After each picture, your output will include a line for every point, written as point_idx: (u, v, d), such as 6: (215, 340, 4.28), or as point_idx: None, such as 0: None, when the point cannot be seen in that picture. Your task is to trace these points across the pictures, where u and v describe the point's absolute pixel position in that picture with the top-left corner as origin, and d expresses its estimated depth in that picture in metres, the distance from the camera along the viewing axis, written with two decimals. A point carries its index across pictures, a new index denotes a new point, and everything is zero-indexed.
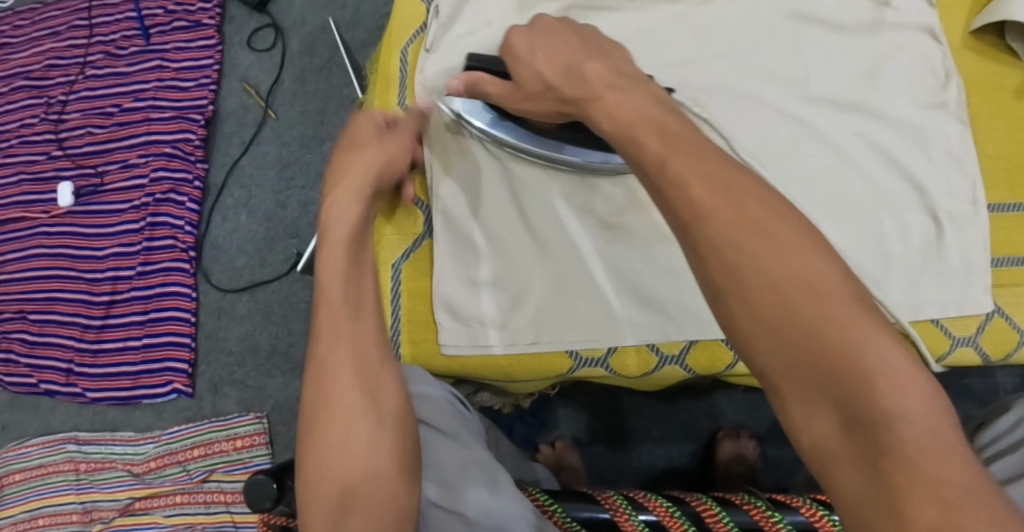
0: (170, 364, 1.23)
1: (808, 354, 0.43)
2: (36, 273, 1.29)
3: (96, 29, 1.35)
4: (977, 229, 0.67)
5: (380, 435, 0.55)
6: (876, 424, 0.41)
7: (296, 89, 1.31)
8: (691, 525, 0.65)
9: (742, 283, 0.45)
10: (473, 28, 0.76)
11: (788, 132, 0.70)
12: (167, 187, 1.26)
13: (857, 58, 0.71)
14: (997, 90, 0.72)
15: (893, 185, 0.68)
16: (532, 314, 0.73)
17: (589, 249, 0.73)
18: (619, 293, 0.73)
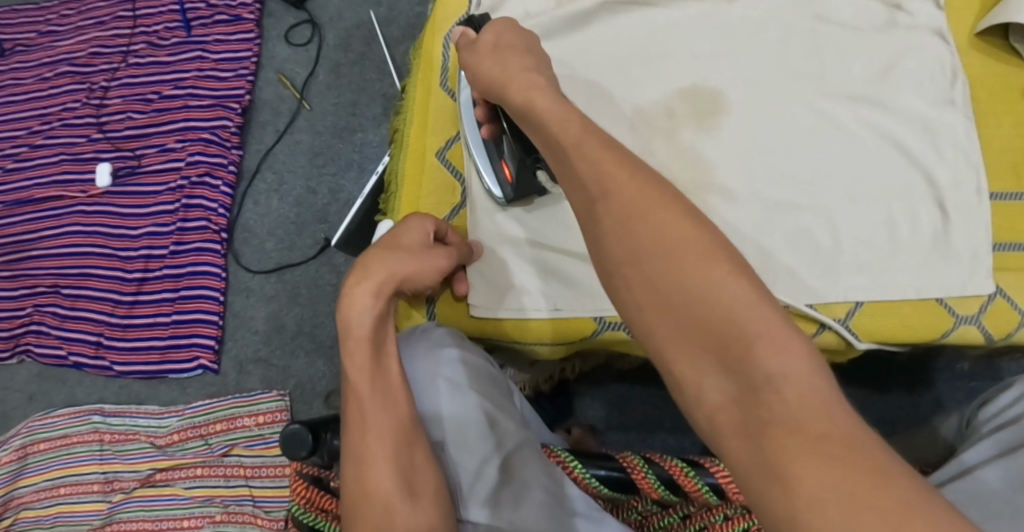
0: (197, 340, 1.28)
1: (690, 310, 0.46)
2: (71, 250, 1.34)
3: (140, 20, 1.41)
4: (981, 216, 0.72)
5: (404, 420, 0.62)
6: (756, 377, 0.44)
7: (331, 81, 1.37)
8: (707, 487, 0.67)
9: (634, 243, 0.49)
10: (513, 19, 0.80)
11: (805, 121, 0.75)
12: (203, 170, 1.32)
13: (872, 56, 0.77)
14: (1003, 85, 0.77)
15: (900, 174, 0.74)
16: (550, 281, 0.76)
17: None
18: None
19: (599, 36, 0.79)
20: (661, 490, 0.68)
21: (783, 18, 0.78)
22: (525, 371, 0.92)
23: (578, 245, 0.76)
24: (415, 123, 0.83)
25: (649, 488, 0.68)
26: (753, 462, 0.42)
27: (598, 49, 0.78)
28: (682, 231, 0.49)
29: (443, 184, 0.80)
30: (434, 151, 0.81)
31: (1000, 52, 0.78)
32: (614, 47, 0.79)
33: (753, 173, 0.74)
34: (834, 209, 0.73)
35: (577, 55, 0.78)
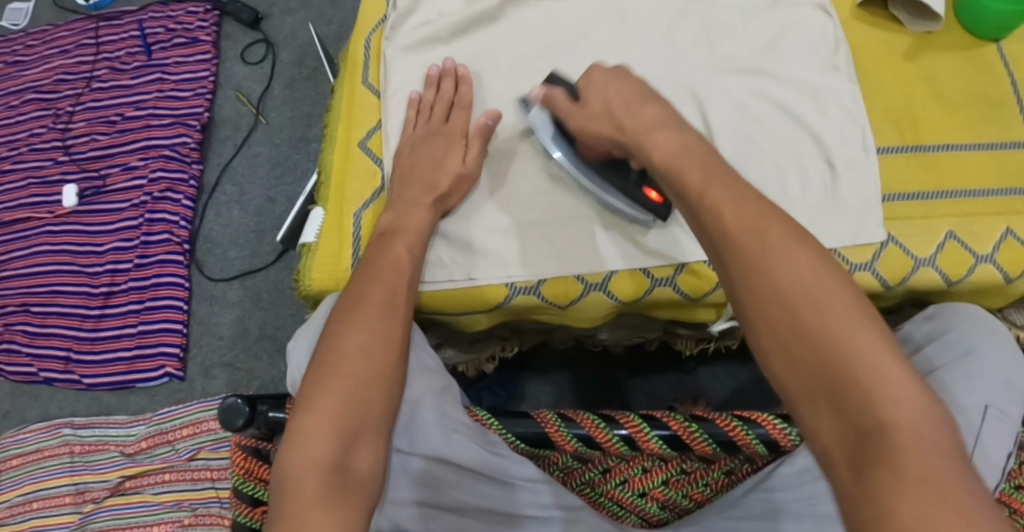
0: (163, 349, 1.32)
1: (813, 358, 0.50)
2: (40, 269, 1.38)
3: (102, 47, 1.47)
4: (870, 172, 0.77)
5: (371, 355, 0.66)
6: (874, 425, 0.47)
7: (285, 96, 1.43)
8: (617, 438, 0.72)
9: (760, 289, 0.53)
10: (428, 18, 0.85)
11: (700, 92, 0.80)
12: (165, 186, 1.37)
13: (762, 30, 0.82)
14: (887, 52, 0.83)
15: (790, 136, 0.79)
16: (460, 255, 0.77)
17: (525, 193, 0.78)
18: (545, 230, 0.77)
19: (508, 30, 0.84)
20: (576, 443, 0.72)
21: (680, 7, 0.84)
22: (466, 351, 0.97)
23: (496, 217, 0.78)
24: (343, 120, 0.87)
25: (564, 443, 0.72)
26: (853, 495, 0.46)
27: (508, 40, 0.83)
28: (825, 284, 0.52)
29: (364, 169, 0.83)
30: (357, 143, 0.85)
31: (881, 22, 0.85)
32: (522, 39, 0.83)
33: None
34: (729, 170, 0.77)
35: (487, 45, 0.84)
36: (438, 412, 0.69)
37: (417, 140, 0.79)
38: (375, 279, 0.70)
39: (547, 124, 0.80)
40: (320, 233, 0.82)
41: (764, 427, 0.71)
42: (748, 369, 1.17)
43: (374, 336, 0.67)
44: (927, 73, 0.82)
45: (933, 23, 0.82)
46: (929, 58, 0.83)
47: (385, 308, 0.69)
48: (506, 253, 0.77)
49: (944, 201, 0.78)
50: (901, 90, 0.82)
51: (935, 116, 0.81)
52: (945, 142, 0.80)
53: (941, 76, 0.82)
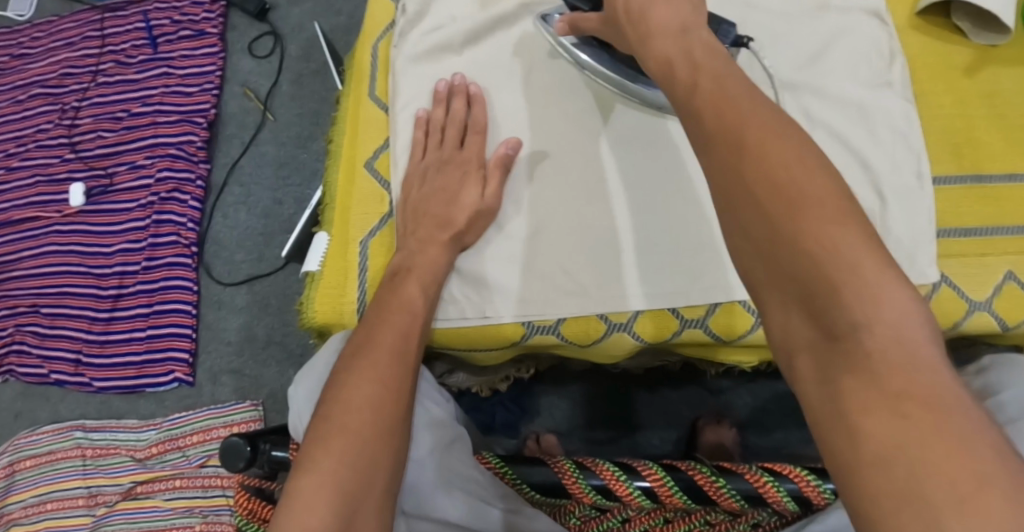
0: (172, 355, 1.29)
1: (785, 263, 0.41)
2: (49, 270, 1.36)
3: (108, 39, 1.43)
4: (924, 204, 0.70)
5: (383, 408, 0.61)
6: (849, 339, 0.39)
7: (294, 92, 1.38)
8: (638, 491, 0.67)
9: (739, 177, 0.43)
10: (439, 22, 0.79)
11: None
12: (171, 186, 1.33)
13: (807, 40, 0.75)
14: (941, 65, 0.76)
15: (835, 161, 0.71)
16: (475, 291, 0.72)
17: (546, 224, 0.72)
18: (570, 265, 0.71)
19: (522, 40, 0.78)
20: (594, 496, 0.68)
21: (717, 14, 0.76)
22: (477, 374, 0.93)
23: (515, 250, 0.72)
24: (347, 135, 0.82)
25: (581, 495, 0.68)
26: (830, 417, 0.39)
27: (523, 52, 0.78)
28: (807, 168, 0.42)
29: (370, 192, 0.78)
30: (363, 161, 0.80)
31: (936, 32, 0.77)
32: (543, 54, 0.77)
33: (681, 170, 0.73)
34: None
35: (499, 58, 0.78)
36: (446, 474, 0.67)
37: (428, 166, 0.74)
38: (387, 325, 0.66)
39: (567, 149, 0.74)
40: (324, 260, 0.77)
41: (795, 481, 0.67)
42: (771, 386, 1.12)
43: (379, 390, 0.62)
44: (988, 90, 0.75)
45: (1002, 36, 0.74)
46: (990, 73, 0.75)
47: (395, 357, 0.64)
48: (522, 291, 0.71)
49: (1005, 237, 0.70)
50: (959, 111, 0.75)
51: (995, 141, 0.73)
52: (1007, 172, 0.72)
53: (1003, 94, 0.75)
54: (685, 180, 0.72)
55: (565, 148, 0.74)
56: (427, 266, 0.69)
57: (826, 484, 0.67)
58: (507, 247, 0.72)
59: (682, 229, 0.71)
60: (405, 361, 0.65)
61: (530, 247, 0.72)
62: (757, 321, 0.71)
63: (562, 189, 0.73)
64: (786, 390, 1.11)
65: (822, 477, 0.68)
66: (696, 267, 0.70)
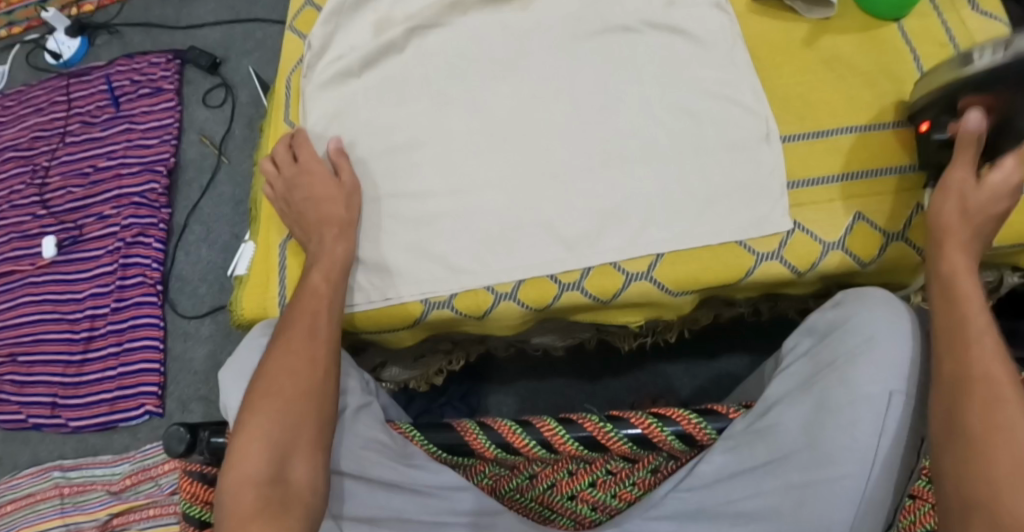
0: (142, 389, 1.36)
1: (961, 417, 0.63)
2: (24, 319, 1.44)
3: (74, 102, 1.54)
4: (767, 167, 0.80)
5: (299, 376, 0.69)
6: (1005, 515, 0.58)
7: (246, 135, 1.49)
8: (533, 441, 0.74)
9: (958, 351, 0.65)
10: (340, 53, 0.89)
11: (600, 102, 0.83)
12: (136, 231, 1.41)
13: (665, 33, 0.85)
14: (784, 44, 0.85)
15: (688, 135, 0.81)
16: (377, 277, 0.81)
17: (435, 211, 0.81)
18: (458, 245, 0.80)
19: (413, 59, 0.87)
20: (495, 450, 0.75)
21: (586, 25, 0.86)
22: (411, 368, 1.00)
23: (407, 238, 0.81)
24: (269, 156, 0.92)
25: (483, 450, 0.75)
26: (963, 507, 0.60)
27: (413, 68, 0.87)
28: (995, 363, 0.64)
29: None
30: None
31: (775, 13, 0.87)
32: (437, 72, 0.87)
33: (554, 155, 0.82)
34: (627, 178, 0.80)
35: (396, 74, 0.87)
36: (357, 435, 0.77)
37: (317, 168, 0.82)
38: (299, 308, 0.74)
39: (454, 146, 0.83)
40: (251, 265, 0.86)
41: (680, 422, 0.73)
42: (711, 367, 1.17)
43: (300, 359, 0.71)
44: (825, 57, 0.84)
45: (829, 9, 0.84)
46: (828, 41, 0.85)
47: (309, 332, 0.72)
48: (420, 272, 0.80)
49: (848, 183, 0.80)
50: (801, 77, 0.84)
51: (834, 101, 0.82)
52: (847, 126, 0.81)
53: (840, 59, 0.84)
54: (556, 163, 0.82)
55: (455, 143, 0.84)
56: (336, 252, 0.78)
57: (710, 424, 0.74)
58: (404, 237, 0.81)
59: (560, 207, 0.80)
60: (317, 335, 0.73)
61: (424, 233, 0.81)
62: (630, 279, 0.79)
63: (450, 180, 0.82)
64: (722, 368, 1.17)
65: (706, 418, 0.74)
66: (576, 237, 0.79)
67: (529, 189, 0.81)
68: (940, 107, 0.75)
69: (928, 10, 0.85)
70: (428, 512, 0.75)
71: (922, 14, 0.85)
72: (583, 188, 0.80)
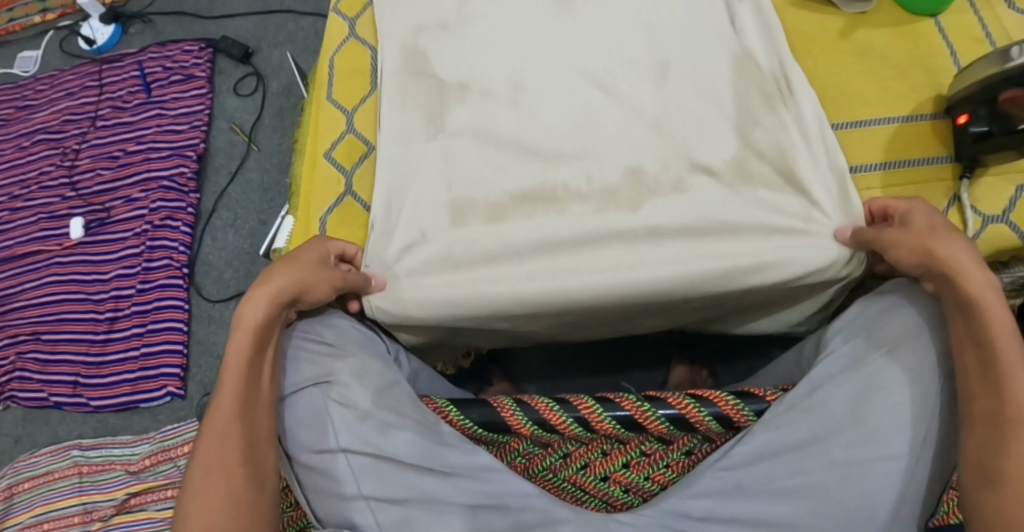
0: (164, 370, 1.37)
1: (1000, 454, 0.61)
2: (49, 299, 1.45)
3: (106, 88, 1.56)
4: (796, 215, 0.78)
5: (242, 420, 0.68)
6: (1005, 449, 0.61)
7: (275, 124, 1.51)
8: (572, 420, 0.76)
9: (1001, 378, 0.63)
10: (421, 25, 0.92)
11: (637, 124, 0.83)
12: (164, 214, 1.43)
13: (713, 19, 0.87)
14: (820, 36, 0.87)
15: (726, 171, 0.80)
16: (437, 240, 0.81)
17: (506, 172, 0.83)
18: (525, 207, 0.81)
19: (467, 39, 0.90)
20: (533, 428, 0.76)
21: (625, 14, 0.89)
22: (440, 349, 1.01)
23: (481, 196, 0.83)
24: (311, 135, 0.94)
25: (520, 427, 0.76)
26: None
27: (463, 53, 0.89)
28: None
29: (328, 177, 0.89)
30: (323, 153, 0.91)
31: (813, 6, 0.89)
32: (480, 55, 0.89)
33: (597, 176, 0.81)
34: (660, 191, 0.80)
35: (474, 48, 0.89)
36: (383, 407, 0.74)
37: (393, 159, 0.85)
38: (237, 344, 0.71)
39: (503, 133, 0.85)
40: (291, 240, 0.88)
41: (718, 403, 0.75)
42: (740, 362, 1.19)
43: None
44: (861, 49, 0.86)
45: (865, 4, 0.87)
46: (864, 35, 0.86)
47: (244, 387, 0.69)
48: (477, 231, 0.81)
49: (888, 171, 0.81)
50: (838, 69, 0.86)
51: (871, 91, 0.84)
52: (883, 116, 0.83)
53: (875, 51, 0.86)
54: (601, 186, 0.81)
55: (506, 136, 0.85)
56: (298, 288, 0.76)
57: (747, 406, 0.75)
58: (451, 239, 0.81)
59: (593, 242, 0.79)
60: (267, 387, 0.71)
61: (458, 255, 0.80)
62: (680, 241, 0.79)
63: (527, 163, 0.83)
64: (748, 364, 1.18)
65: (743, 401, 0.76)
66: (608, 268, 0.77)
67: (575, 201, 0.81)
68: (976, 101, 0.76)
69: (964, 7, 0.87)
70: (458, 492, 0.70)
71: (959, 11, 0.86)
72: (620, 210, 0.80)
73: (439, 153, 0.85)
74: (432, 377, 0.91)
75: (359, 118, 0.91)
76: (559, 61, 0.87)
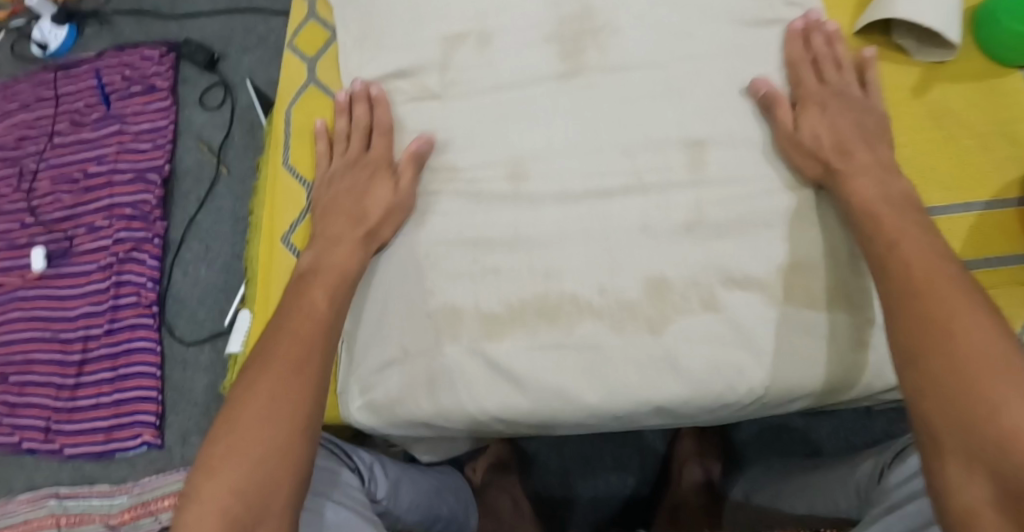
0: (139, 418, 1.27)
1: (965, 418, 0.53)
2: (13, 337, 1.34)
3: (62, 99, 1.41)
4: (849, 342, 0.66)
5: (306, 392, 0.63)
6: (980, 412, 0.52)
7: (247, 142, 1.36)
8: None
9: (953, 335, 0.55)
10: (403, 77, 0.78)
11: (653, 213, 0.70)
12: (129, 246, 1.30)
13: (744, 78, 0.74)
14: (892, 92, 0.77)
15: (768, 289, 0.67)
16: (417, 364, 0.70)
17: (500, 276, 0.70)
18: (520, 324, 0.68)
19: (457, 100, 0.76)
20: None
21: (641, 69, 0.74)
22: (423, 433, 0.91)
23: (480, 306, 0.69)
24: (265, 208, 0.80)
25: None
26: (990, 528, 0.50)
27: (453, 119, 0.76)
28: (985, 345, 0.54)
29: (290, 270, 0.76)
30: (280, 235, 0.78)
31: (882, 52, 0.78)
32: (469, 122, 0.75)
33: (611, 288, 0.68)
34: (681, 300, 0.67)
35: (467, 112, 0.76)
36: None
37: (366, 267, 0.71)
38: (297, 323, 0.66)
39: (497, 221, 0.72)
40: (249, 340, 0.77)
41: None
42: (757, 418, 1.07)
43: (219, 476, 0.58)
44: (937, 110, 0.77)
45: (949, 53, 0.76)
46: (940, 92, 0.77)
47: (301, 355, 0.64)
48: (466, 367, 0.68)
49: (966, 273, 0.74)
50: (910, 134, 0.77)
51: (945, 170, 0.75)
52: (959, 202, 0.74)
53: (951, 114, 0.77)
54: (617, 299, 0.68)
55: (500, 227, 0.72)
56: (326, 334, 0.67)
57: None
58: (434, 365, 0.69)
59: (598, 359, 0.67)
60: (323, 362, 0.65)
61: (456, 385, 0.68)
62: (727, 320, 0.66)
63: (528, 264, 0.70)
64: (772, 420, 1.06)
65: None
66: (619, 388, 0.66)
67: (577, 308, 0.68)
68: None
69: None
70: None
71: None
72: (633, 321, 0.67)
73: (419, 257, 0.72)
74: (414, 483, 0.80)
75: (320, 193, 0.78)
76: (571, 123, 0.74)
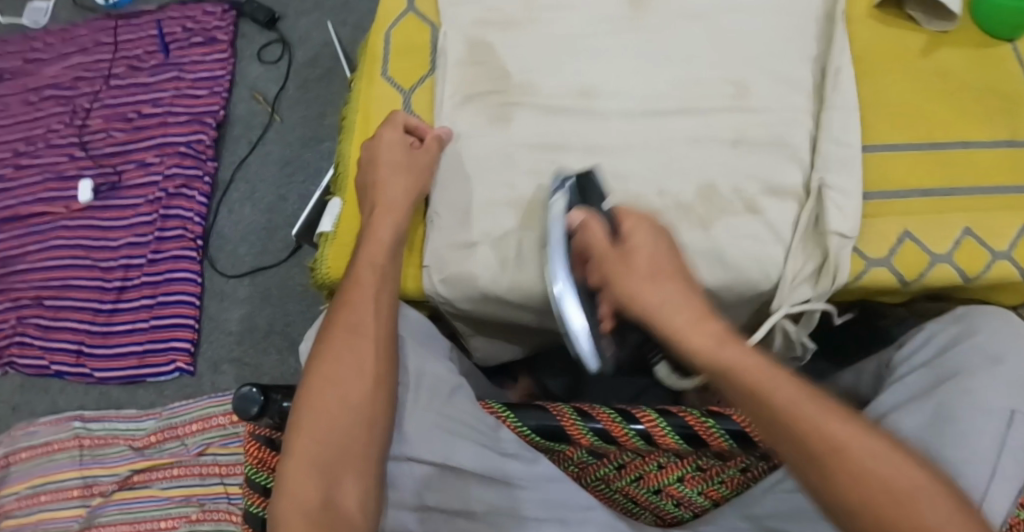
0: (174, 344, 1.32)
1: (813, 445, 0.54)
2: (53, 263, 1.39)
3: (121, 45, 1.49)
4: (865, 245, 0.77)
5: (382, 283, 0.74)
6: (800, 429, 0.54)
7: (300, 95, 1.45)
8: (634, 433, 0.70)
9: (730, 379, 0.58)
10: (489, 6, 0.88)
11: (707, 132, 0.80)
12: (179, 182, 1.38)
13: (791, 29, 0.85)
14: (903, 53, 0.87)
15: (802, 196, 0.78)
16: (495, 245, 0.78)
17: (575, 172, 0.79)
18: None
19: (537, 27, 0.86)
20: (593, 438, 0.70)
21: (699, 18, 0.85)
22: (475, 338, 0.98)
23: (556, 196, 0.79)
24: (360, 112, 0.89)
25: (580, 437, 0.70)
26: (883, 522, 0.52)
27: (532, 40, 0.85)
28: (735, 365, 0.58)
29: None
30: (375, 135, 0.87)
31: (892, 21, 0.89)
32: (549, 46, 0.85)
33: (668, 191, 0.78)
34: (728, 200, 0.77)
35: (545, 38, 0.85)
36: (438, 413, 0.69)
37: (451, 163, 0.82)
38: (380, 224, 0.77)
39: (571, 131, 0.82)
40: (340, 221, 0.84)
41: None
42: None
43: (320, 363, 0.69)
44: (936, 69, 0.86)
45: (950, 23, 0.87)
46: (942, 55, 0.87)
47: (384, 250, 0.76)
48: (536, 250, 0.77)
49: (959, 197, 0.81)
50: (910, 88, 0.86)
51: (945, 114, 0.84)
52: (959, 141, 0.82)
53: (949, 72, 0.86)
54: (674, 199, 0.78)
55: (572, 135, 0.81)
56: (383, 236, 0.76)
57: None
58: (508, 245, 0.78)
59: None
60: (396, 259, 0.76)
61: (529, 264, 0.77)
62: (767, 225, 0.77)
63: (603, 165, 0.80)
64: None
65: None
66: None
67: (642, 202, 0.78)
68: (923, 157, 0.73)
69: None
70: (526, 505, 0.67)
71: None
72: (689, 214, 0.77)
73: (503, 152, 0.81)
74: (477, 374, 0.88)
75: (417, 100, 0.88)
76: (631, 60, 0.84)
